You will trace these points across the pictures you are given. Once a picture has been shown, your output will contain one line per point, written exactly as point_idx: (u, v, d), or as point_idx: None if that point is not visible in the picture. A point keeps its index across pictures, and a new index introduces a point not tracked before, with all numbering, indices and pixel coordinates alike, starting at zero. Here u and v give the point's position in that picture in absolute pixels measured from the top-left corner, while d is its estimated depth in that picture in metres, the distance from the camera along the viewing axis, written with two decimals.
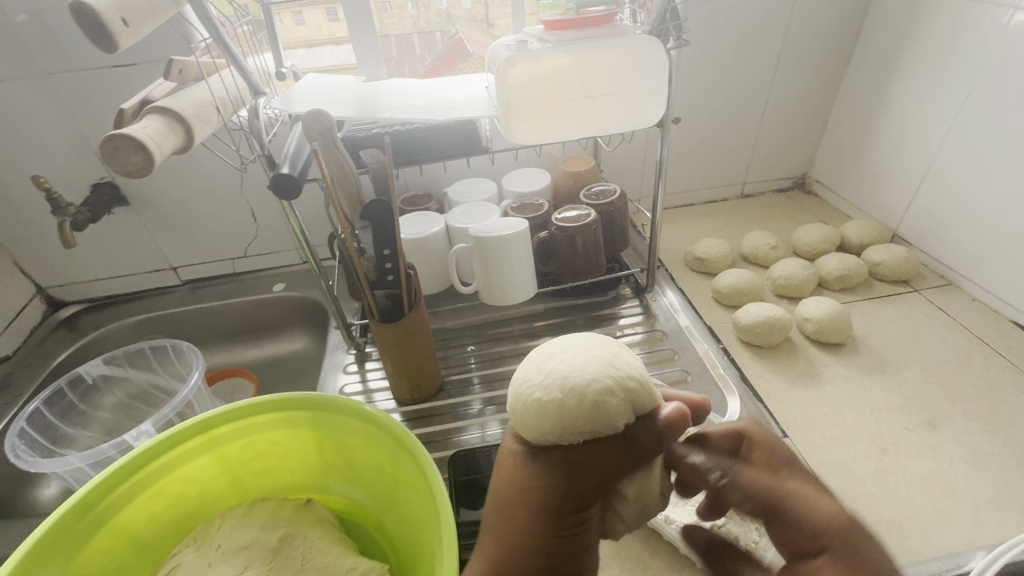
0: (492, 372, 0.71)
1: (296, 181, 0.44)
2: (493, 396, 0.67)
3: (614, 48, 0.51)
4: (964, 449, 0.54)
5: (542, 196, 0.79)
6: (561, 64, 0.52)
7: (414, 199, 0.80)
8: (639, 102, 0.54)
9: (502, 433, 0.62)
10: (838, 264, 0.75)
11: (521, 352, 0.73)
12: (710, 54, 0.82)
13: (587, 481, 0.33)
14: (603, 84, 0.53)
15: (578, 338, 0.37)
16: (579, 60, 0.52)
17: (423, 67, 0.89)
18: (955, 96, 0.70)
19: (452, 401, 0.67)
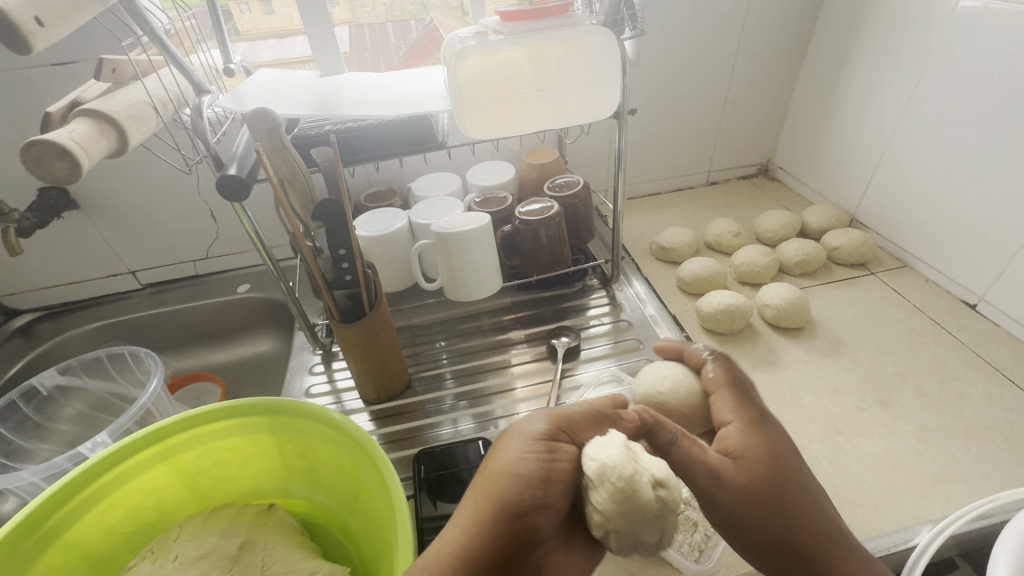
0: (460, 368, 0.71)
1: (244, 181, 0.44)
2: (465, 391, 0.68)
3: (564, 40, 0.50)
4: (914, 427, 0.55)
5: (506, 188, 0.79)
6: (514, 56, 0.51)
7: (377, 195, 0.79)
8: (596, 94, 0.54)
9: (473, 428, 0.63)
10: (797, 250, 0.76)
11: (490, 348, 0.74)
12: (670, 44, 0.82)
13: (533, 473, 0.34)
14: (555, 77, 0.52)
15: (652, 366, 0.51)
16: (532, 52, 0.51)
17: (398, 56, 0.87)
18: (906, 86, 0.72)
19: (422, 399, 0.67)
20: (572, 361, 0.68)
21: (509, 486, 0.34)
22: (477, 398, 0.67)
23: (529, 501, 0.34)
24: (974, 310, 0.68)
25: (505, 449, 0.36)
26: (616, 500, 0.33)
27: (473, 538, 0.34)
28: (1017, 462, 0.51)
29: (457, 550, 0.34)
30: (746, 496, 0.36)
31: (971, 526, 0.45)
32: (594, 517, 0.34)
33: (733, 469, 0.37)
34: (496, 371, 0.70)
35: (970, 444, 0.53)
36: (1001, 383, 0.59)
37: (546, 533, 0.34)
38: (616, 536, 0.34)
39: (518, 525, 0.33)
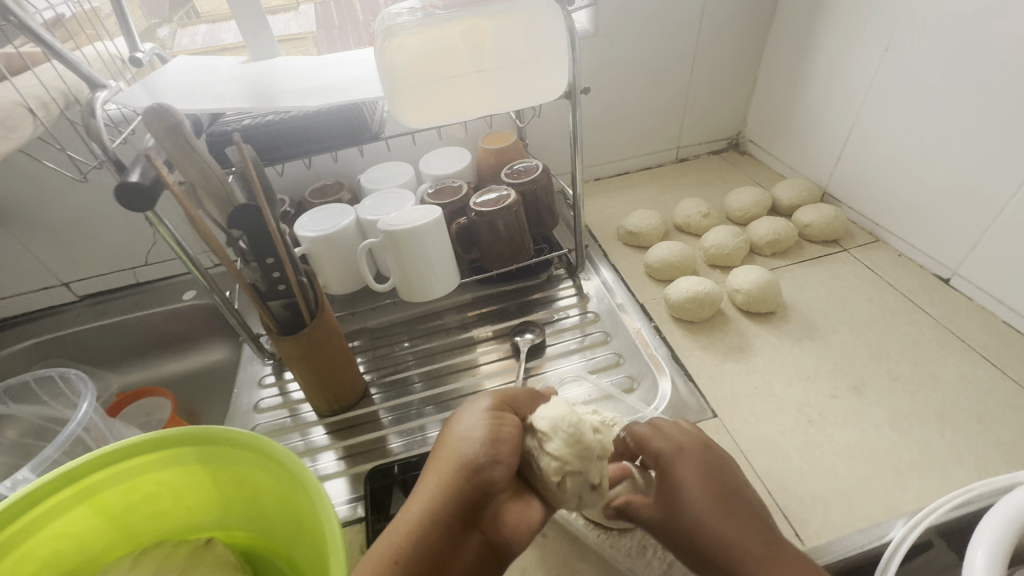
0: (423, 371, 0.67)
1: (146, 189, 0.39)
2: (433, 394, 0.64)
3: (507, 14, 0.45)
4: (888, 413, 0.53)
5: (460, 177, 0.74)
6: (447, 35, 0.45)
7: (323, 190, 0.74)
8: (541, 75, 0.49)
9: None
10: (769, 229, 0.73)
11: (456, 347, 0.70)
12: (630, 14, 0.77)
13: (488, 436, 0.38)
14: (494, 56, 0.47)
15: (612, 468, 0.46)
16: (466, 30, 0.45)
17: (367, 34, 0.78)
18: (877, 50, 0.68)
19: (385, 405, 0.63)
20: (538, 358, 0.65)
21: (463, 449, 0.37)
22: (442, 403, 0.63)
23: (484, 457, 0.37)
24: (948, 285, 0.66)
25: (462, 423, 0.40)
26: (571, 442, 0.38)
27: (436, 497, 0.36)
28: (990, 446, 0.49)
29: (421, 516, 0.36)
30: (699, 538, 0.37)
31: (949, 517, 0.43)
32: (549, 463, 0.38)
33: (682, 513, 0.38)
34: (462, 373, 0.66)
35: (944, 429, 0.51)
36: (975, 361, 0.57)
37: (503, 487, 0.37)
38: (573, 478, 0.38)
39: (476, 478, 0.36)
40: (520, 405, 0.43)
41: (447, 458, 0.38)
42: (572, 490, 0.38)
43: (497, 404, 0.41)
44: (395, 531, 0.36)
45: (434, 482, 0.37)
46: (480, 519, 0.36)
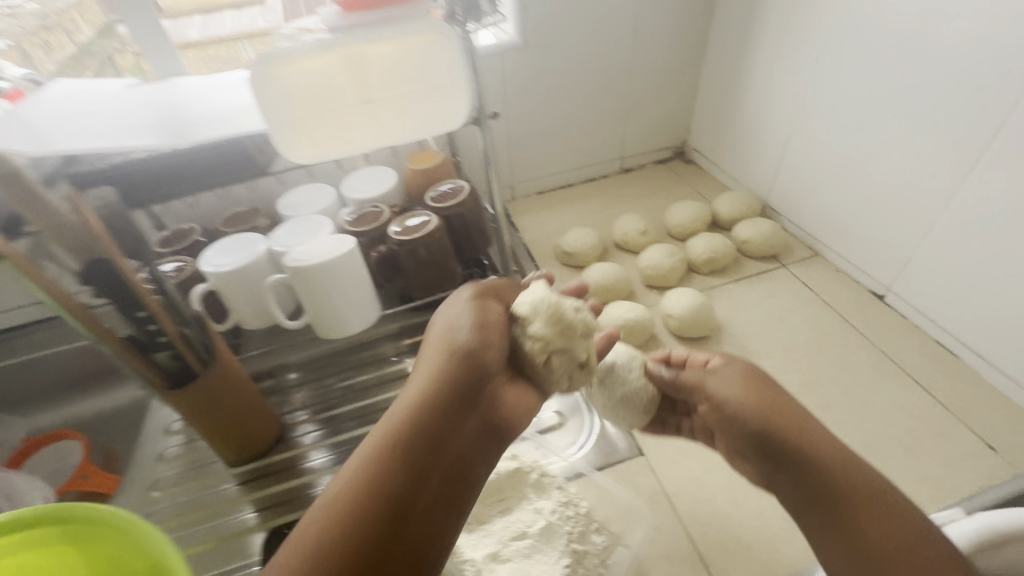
0: (351, 409, 0.64)
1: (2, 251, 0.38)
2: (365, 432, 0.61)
3: (393, 40, 0.41)
4: None
5: (385, 200, 0.70)
6: (326, 63, 0.41)
7: (236, 218, 0.69)
8: (436, 103, 0.45)
9: None
10: (706, 247, 0.71)
11: (389, 379, 0.67)
12: (561, 24, 0.74)
13: (477, 320, 0.39)
14: (381, 84, 0.42)
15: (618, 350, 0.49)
16: (347, 57, 0.41)
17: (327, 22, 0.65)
18: (810, 62, 0.67)
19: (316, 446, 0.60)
20: None
21: (457, 335, 0.38)
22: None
23: (477, 336, 0.39)
24: (883, 302, 0.65)
25: (448, 317, 0.40)
26: (553, 321, 0.40)
27: (434, 377, 0.37)
28: (915, 480, 0.48)
29: (421, 396, 0.36)
30: (741, 414, 0.41)
31: None
32: (534, 343, 0.39)
33: (728, 395, 0.42)
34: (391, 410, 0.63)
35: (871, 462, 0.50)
36: (905, 386, 0.56)
37: (495, 369, 0.39)
38: (557, 357, 0.40)
39: (469, 360, 0.37)
40: (502, 296, 0.44)
41: (440, 345, 0.38)
42: (558, 368, 0.40)
43: (481, 291, 0.42)
44: (395, 413, 0.36)
45: (429, 365, 0.38)
46: (478, 395, 0.37)
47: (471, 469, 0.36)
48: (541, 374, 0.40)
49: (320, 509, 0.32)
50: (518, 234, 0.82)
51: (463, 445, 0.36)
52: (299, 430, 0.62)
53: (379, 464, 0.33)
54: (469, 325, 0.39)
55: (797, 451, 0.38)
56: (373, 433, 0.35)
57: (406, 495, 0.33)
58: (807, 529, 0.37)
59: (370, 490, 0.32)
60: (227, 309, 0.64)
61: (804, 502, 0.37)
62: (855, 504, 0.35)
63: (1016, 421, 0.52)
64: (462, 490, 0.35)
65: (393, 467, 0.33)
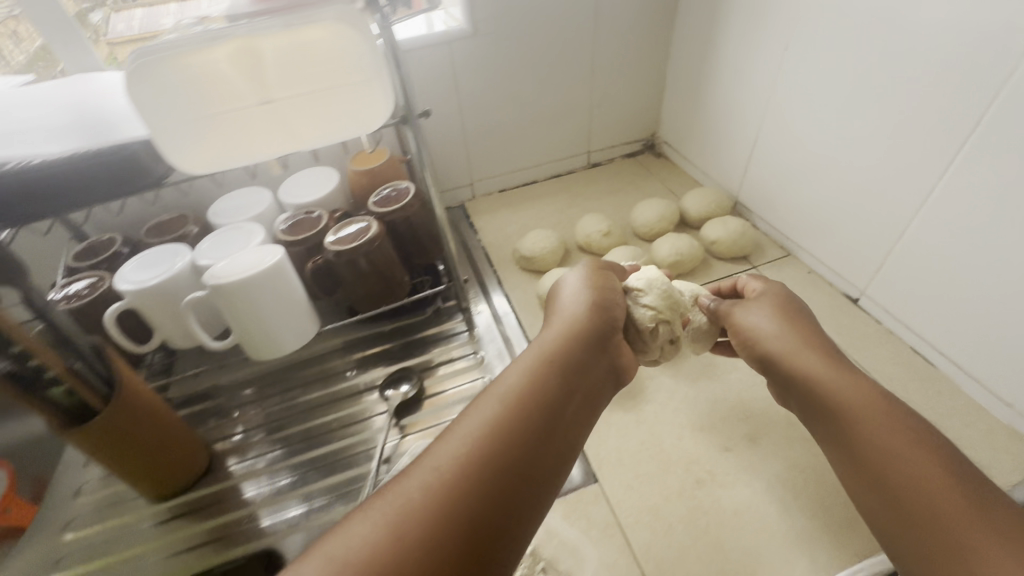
0: (290, 433, 0.59)
1: None
2: (304, 459, 0.57)
3: (293, 26, 0.35)
4: (783, 467, 0.48)
5: (327, 205, 0.64)
6: (211, 61, 0.35)
7: (163, 227, 0.64)
8: (348, 106, 0.40)
9: (303, 514, 0.52)
10: (671, 249, 0.67)
11: (335, 399, 0.62)
12: (515, 9, 0.68)
13: (605, 286, 0.46)
14: (279, 82, 0.37)
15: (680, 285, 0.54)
16: (236, 51, 0.35)
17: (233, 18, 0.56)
18: (779, 49, 0.62)
19: (252, 476, 0.56)
20: (413, 415, 0.58)
21: (588, 295, 0.45)
22: (320, 469, 0.56)
23: (608, 301, 0.45)
24: (858, 306, 0.61)
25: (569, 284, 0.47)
26: (660, 297, 0.48)
27: (570, 329, 0.41)
28: None
29: (560, 343, 0.40)
30: (764, 342, 0.43)
31: None
32: (644, 315, 0.47)
33: (759, 324, 0.44)
34: (333, 435, 0.59)
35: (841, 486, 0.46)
36: None
37: (621, 325, 0.45)
38: (664, 326, 0.47)
39: (607, 315, 0.44)
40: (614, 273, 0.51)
41: (578, 301, 0.44)
42: (660, 336, 0.47)
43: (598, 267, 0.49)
44: (532, 356, 0.39)
45: (564, 320, 0.43)
46: (604, 345, 0.42)
47: (593, 410, 0.39)
48: (643, 341, 0.47)
49: (476, 428, 0.34)
50: (476, 238, 0.77)
51: (591, 386, 0.40)
52: (247, 454, 0.58)
53: (526, 394, 0.36)
54: (599, 288, 0.46)
55: (813, 382, 0.39)
56: (511, 372, 0.38)
57: (549, 421, 0.36)
58: (824, 439, 0.38)
59: (518, 414, 0.35)
60: (150, 328, 0.58)
61: (827, 426, 0.38)
62: (855, 419, 0.36)
63: (996, 437, 0.48)
64: (586, 425, 0.38)
65: (540, 395, 0.36)
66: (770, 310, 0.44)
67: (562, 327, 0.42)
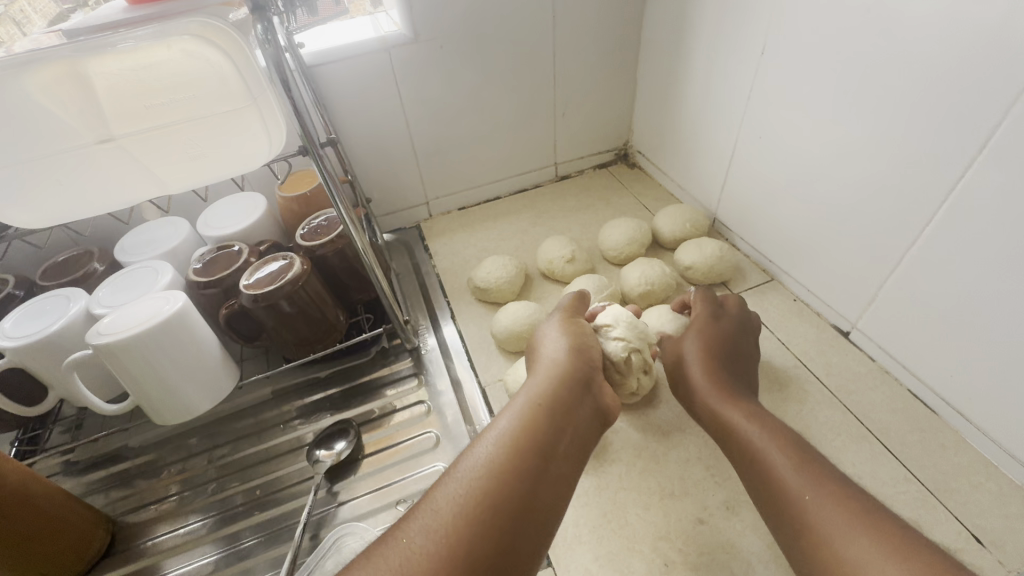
0: (213, 499, 0.52)
1: None
2: (234, 530, 0.50)
3: (139, 45, 0.30)
4: (764, 545, 0.41)
5: (252, 237, 0.57)
6: (25, 92, 0.29)
7: (64, 266, 0.56)
8: (217, 144, 0.35)
9: None
10: (641, 277, 0.59)
11: (268, 456, 0.55)
12: (460, 12, 0.61)
13: (582, 326, 0.46)
14: (126, 118, 0.32)
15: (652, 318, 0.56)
16: (60, 79, 0.29)
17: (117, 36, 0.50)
18: (754, 53, 0.55)
19: (179, 551, 0.49)
20: (347, 477, 0.51)
21: (563, 334, 0.44)
22: (237, 547, 0.49)
23: (587, 342, 0.44)
24: (849, 340, 0.55)
25: (551, 325, 0.46)
26: (629, 328, 0.47)
27: (556, 368, 0.40)
28: None
29: (546, 385, 0.38)
30: (684, 372, 0.47)
31: None
32: (615, 347, 0.46)
33: (686, 356, 0.48)
34: (260, 502, 0.51)
35: None
36: (875, 456, 0.46)
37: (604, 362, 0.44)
38: (636, 354, 0.46)
39: (587, 350, 0.43)
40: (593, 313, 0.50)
41: (557, 339, 0.44)
42: (636, 366, 0.46)
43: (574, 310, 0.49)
44: (522, 398, 0.37)
45: (549, 361, 0.41)
46: (593, 380, 0.41)
47: (586, 446, 0.38)
48: (619, 371, 0.46)
49: (467, 481, 0.32)
50: (431, 262, 0.70)
51: (584, 421, 0.38)
52: (183, 520, 0.51)
53: (519, 436, 0.34)
54: (576, 326, 0.46)
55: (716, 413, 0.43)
56: (501, 417, 0.36)
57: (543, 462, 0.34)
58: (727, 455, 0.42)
59: (514, 457, 0.33)
60: (43, 387, 0.50)
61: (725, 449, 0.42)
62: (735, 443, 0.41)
63: (1009, 502, 0.42)
64: (580, 462, 0.37)
65: (533, 436, 0.34)
66: (696, 343, 0.48)
67: (545, 367, 0.41)
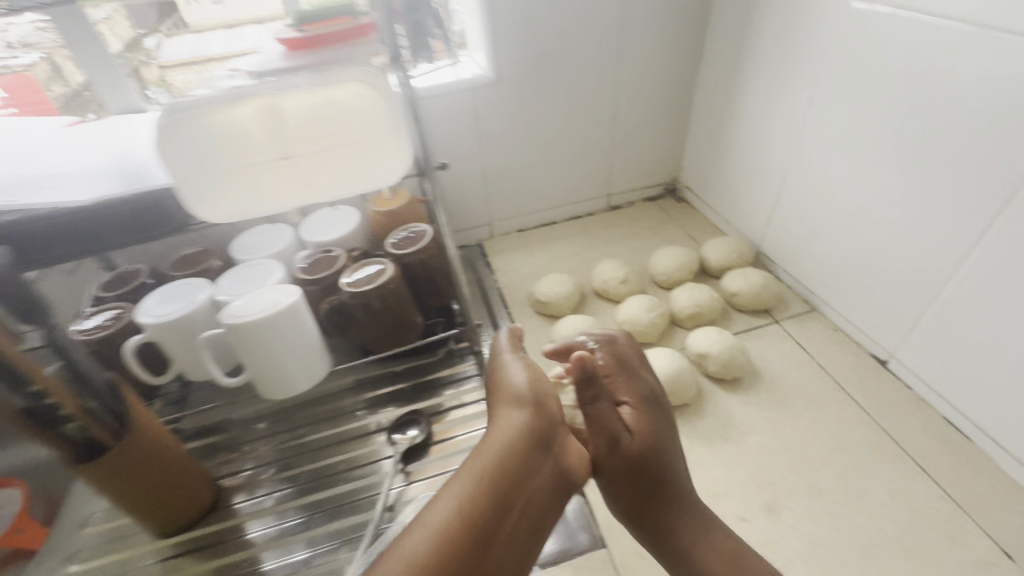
0: (291, 475, 0.59)
1: None
2: (311, 501, 0.56)
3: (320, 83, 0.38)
4: (802, 544, 0.45)
5: (347, 244, 0.65)
6: (237, 118, 0.37)
7: (189, 260, 0.65)
8: (361, 163, 0.42)
9: (306, 559, 0.52)
10: (689, 299, 0.65)
11: (343, 440, 0.61)
12: (538, 59, 0.70)
13: (541, 369, 0.42)
14: (300, 140, 0.39)
15: (699, 336, 0.61)
16: (261, 109, 0.37)
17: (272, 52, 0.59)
18: (802, 103, 0.62)
19: (260, 515, 0.55)
20: (419, 460, 0.57)
21: (522, 377, 0.40)
22: (321, 514, 0.55)
23: (546, 393, 0.40)
24: (886, 369, 0.59)
25: (511, 366, 0.42)
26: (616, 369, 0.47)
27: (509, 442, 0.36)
28: None
29: (494, 452, 0.36)
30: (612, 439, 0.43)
31: None
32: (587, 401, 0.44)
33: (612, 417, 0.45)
34: (340, 476, 0.58)
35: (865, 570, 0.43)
36: (910, 474, 0.49)
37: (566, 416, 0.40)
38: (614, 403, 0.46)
39: (546, 405, 0.39)
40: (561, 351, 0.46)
41: (517, 382, 0.40)
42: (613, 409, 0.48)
43: (514, 349, 0.45)
44: (468, 467, 0.35)
45: (504, 419, 0.38)
46: (553, 442, 0.38)
47: (540, 520, 0.36)
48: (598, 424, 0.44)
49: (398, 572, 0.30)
50: (492, 277, 0.77)
51: (537, 498, 0.36)
52: (272, 488, 0.58)
53: (454, 527, 0.32)
54: (535, 370, 0.41)
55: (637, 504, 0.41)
56: (445, 490, 0.34)
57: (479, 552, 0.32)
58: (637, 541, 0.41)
59: (447, 551, 0.31)
60: (166, 360, 0.59)
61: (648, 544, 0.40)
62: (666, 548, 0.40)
63: None
64: (530, 540, 0.35)
65: (468, 521, 0.32)
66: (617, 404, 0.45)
67: (500, 424, 0.38)
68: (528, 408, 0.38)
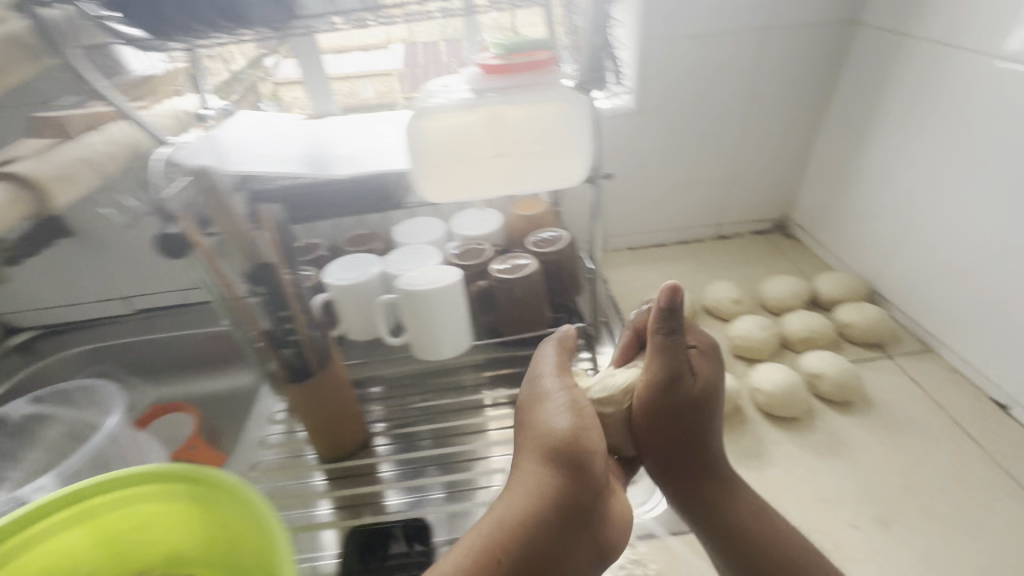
0: (426, 428, 0.68)
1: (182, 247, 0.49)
2: (445, 452, 0.64)
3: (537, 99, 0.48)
4: (916, 556, 0.47)
5: (490, 240, 0.75)
6: (469, 120, 0.48)
7: (359, 239, 0.78)
8: (555, 165, 0.51)
9: (443, 498, 0.59)
10: (802, 324, 0.69)
11: (471, 406, 0.70)
12: (672, 96, 0.78)
13: (583, 424, 0.45)
14: (515, 142, 0.49)
15: (813, 357, 0.64)
16: (489, 116, 0.48)
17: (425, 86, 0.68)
18: (928, 153, 0.66)
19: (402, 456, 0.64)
20: None
21: (559, 428, 0.44)
22: (453, 465, 0.63)
23: (583, 452, 0.43)
24: (1007, 413, 0.59)
25: (551, 413, 0.46)
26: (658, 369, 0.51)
27: (537, 497, 0.42)
28: None
29: (517, 514, 0.41)
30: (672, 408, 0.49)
31: None
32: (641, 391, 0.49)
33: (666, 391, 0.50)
34: (470, 436, 0.66)
35: None
36: None
37: (601, 477, 0.44)
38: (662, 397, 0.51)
39: (581, 469, 0.43)
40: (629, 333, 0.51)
41: (554, 435, 0.44)
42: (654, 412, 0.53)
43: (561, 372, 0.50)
44: (493, 524, 0.42)
45: (535, 479, 0.43)
46: (586, 509, 0.42)
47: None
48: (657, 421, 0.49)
49: None
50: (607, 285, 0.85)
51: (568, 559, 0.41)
52: (411, 437, 0.67)
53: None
54: (576, 424, 0.45)
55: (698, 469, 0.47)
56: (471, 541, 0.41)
57: None
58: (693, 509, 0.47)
59: None
60: (338, 318, 0.71)
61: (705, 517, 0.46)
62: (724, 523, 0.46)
63: None
64: None
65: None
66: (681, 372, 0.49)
67: (535, 485, 0.43)
68: (561, 472, 0.43)
